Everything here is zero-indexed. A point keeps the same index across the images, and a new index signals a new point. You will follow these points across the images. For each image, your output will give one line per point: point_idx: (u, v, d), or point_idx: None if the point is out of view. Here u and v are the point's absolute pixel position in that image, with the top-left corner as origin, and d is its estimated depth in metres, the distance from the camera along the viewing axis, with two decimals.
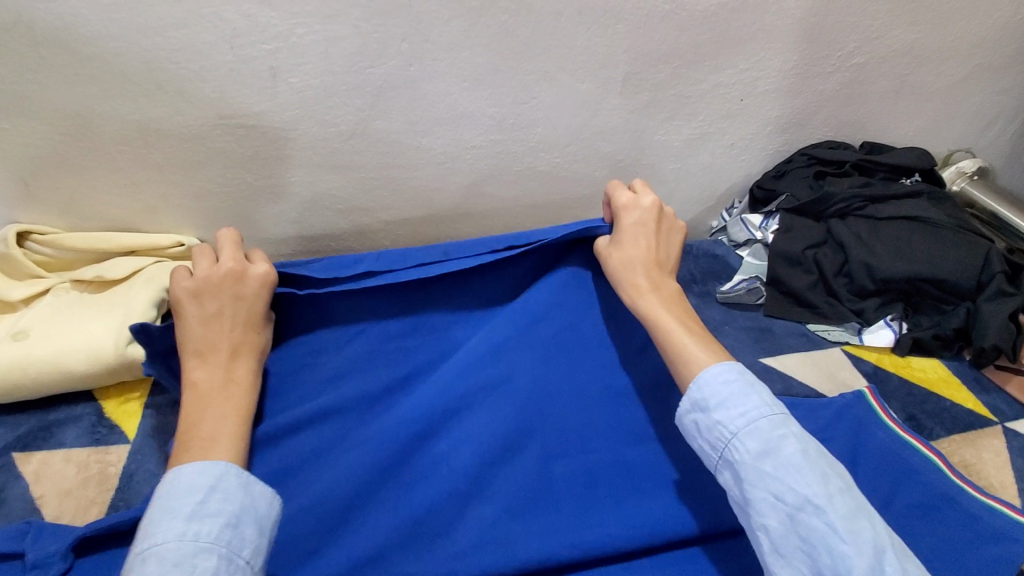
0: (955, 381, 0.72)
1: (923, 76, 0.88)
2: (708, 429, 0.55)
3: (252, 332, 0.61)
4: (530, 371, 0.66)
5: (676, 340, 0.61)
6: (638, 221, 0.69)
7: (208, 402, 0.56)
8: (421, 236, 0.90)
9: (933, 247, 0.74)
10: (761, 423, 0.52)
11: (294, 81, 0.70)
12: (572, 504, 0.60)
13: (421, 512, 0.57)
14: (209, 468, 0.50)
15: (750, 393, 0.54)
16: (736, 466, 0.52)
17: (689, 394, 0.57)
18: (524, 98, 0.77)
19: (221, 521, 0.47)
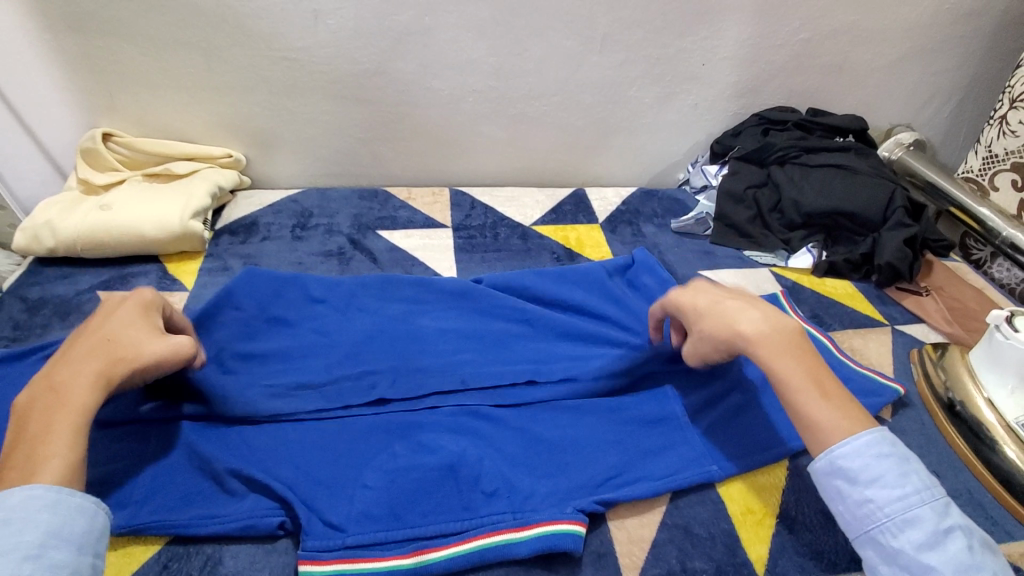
0: (859, 295, 0.86)
1: (862, 54, 1.03)
2: (854, 502, 0.48)
3: (101, 352, 0.51)
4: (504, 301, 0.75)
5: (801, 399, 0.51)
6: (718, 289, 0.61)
7: (32, 421, 0.46)
8: (427, 168, 1.06)
9: (850, 188, 0.89)
10: (921, 509, 0.46)
11: (332, 23, 0.87)
12: (531, 354, 0.70)
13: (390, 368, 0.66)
14: (9, 501, 0.41)
15: (905, 467, 0.47)
16: (883, 540, 0.46)
17: (829, 456, 0.49)
18: (519, 50, 0.93)
19: (21, 554, 0.39)
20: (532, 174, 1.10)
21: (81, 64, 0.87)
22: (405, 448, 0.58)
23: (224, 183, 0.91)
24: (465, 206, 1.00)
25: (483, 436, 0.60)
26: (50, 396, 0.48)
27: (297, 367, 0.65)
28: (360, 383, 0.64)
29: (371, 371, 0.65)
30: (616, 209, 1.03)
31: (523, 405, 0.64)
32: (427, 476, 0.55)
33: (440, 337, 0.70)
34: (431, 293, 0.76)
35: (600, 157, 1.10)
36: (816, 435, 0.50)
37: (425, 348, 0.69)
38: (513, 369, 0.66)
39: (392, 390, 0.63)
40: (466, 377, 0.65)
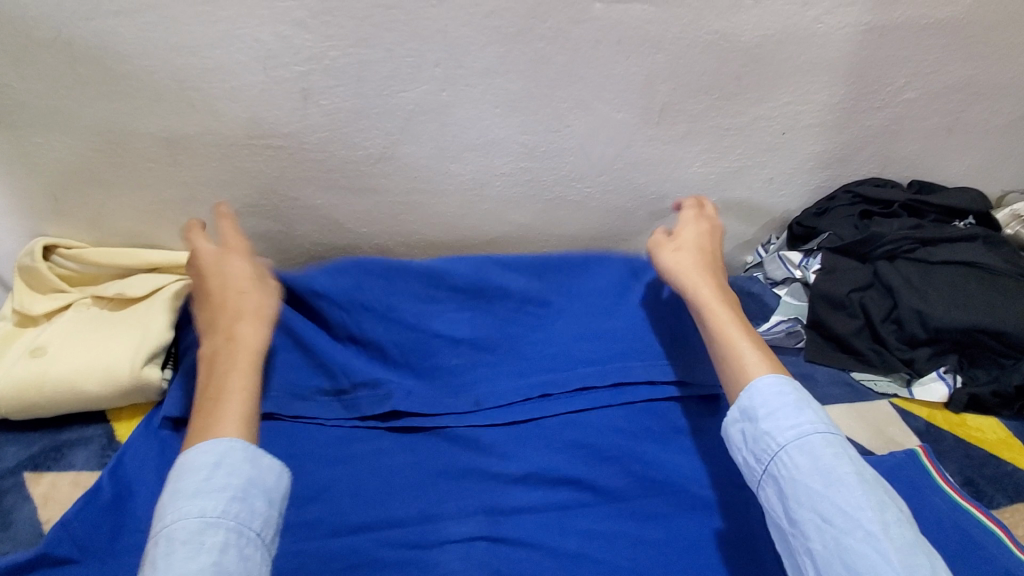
0: (1017, 444, 0.66)
1: (979, 113, 0.84)
2: (751, 438, 0.52)
3: (250, 312, 0.59)
4: (536, 341, 0.69)
5: (722, 327, 0.59)
6: (684, 244, 0.70)
7: (217, 363, 0.55)
8: (445, 263, 0.88)
9: (991, 297, 0.69)
10: (812, 438, 0.49)
11: (325, 103, 0.69)
12: (541, 351, 0.69)
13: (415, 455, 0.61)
14: (214, 446, 0.47)
15: (801, 404, 0.51)
16: (777, 474, 0.50)
17: (736, 402, 0.54)
18: (559, 125, 0.75)
19: (228, 496, 0.45)
20: None
21: (14, 164, 0.70)
22: (433, 498, 0.58)
23: None
24: None
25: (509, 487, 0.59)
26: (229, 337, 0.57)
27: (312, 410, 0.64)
28: (376, 392, 0.65)
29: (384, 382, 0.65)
30: None
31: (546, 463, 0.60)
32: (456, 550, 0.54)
33: (469, 390, 0.66)
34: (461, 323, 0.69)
35: None
36: (742, 377, 0.56)
37: (436, 364, 0.67)
38: (528, 387, 0.66)
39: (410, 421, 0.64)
40: (480, 399, 0.65)
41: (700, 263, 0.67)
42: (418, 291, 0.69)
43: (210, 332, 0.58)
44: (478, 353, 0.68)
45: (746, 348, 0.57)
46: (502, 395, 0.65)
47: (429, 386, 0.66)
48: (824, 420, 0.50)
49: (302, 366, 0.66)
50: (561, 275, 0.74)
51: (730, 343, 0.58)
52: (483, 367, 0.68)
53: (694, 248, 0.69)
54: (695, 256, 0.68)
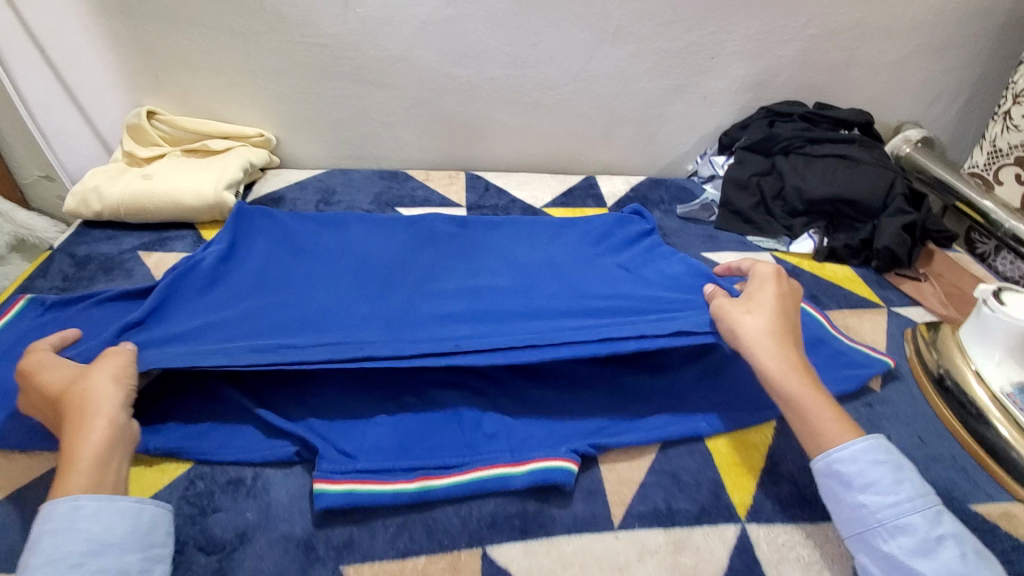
0: (858, 279, 0.88)
1: (869, 50, 1.06)
2: (849, 506, 0.51)
3: (83, 395, 0.52)
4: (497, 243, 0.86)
5: (808, 404, 0.54)
6: (781, 309, 0.60)
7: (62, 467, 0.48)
8: (445, 154, 1.12)
9: (851, 176, 0.91)
10: (912, 518, 0.48)
11: (360, 11, 0.93)
12: (504, 253, 0.83)
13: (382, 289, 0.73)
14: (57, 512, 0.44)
15: (900, 475, 0.50)
16: (879, 543, 0.49)
17: (830, 461, 0.52)
18: (534, 40, 0.99)
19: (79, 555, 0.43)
20: (545, 162, 1.15)
21: (133, 48, 0.95)
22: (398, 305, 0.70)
23: (255, 160, 0.98)
24: (479, 187, 1.05)
25: (477, 304, 0.71)
26: (73, 413, 0.50)
27: (311, 269, 0.76)
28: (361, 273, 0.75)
29: (371, 256, 0.79)
30: (624, 196, 1.07)
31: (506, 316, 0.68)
32: (436, 332, 0.65)
33: (442, 269, 0.78)
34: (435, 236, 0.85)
35: (610, 145, 1.14)
36: (812, 435, 0.54)
37: (412, 249, 0.82)
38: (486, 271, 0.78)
39: (392, 258, 0.79)
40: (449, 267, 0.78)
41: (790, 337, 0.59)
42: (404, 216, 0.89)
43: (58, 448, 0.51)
44: (449, 252, 0.82)
45: (819, 423, 0.54)
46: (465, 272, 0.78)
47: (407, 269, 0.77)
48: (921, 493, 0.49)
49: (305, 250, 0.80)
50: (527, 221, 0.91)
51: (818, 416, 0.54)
52: (453, 258, 0.81)
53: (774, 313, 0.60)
54: (772, 316, 0.60)
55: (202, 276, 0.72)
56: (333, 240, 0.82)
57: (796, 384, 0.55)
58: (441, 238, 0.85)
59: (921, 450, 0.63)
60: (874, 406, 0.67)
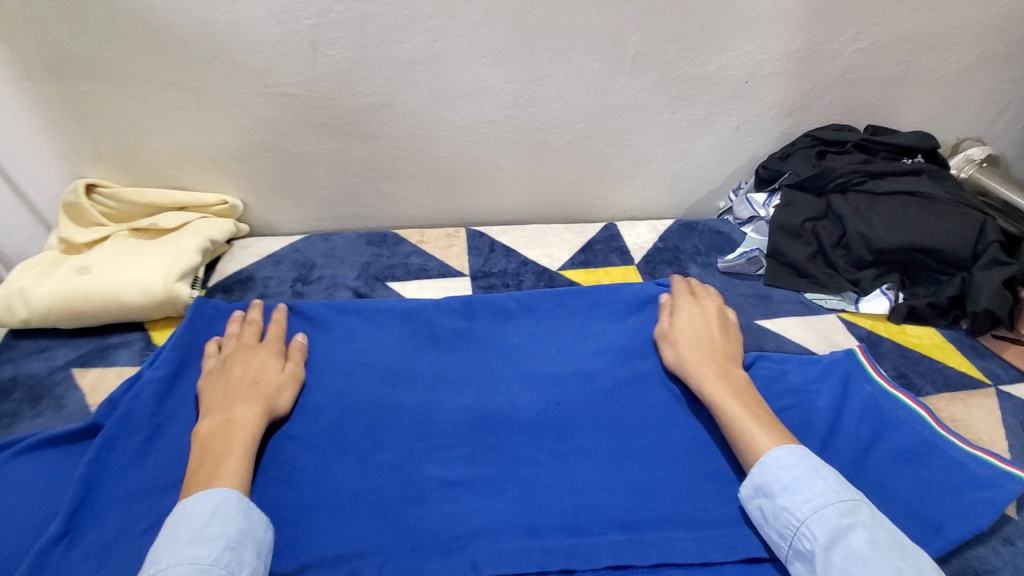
0: (949, 346, 0.74)
1: (927, 63, 0.91)
2: (773, 515, 0.51)
3: (258, 389, 0.59)
4: (510, 339, 0.72)
5: (738, 420, 0.57)
6: (696, 330, 0.67)
7: (212, 445, 0.54)
8: (440, 207, 0.96)
9: (928, 219, 0.76)
10: (825, 509, 0.48)
11: (332, 54, 0.78)
12: (518, 359, 0.69)
13: (371, 438, 0.60)
14: (212, 494, 0.49)
15: (811, 472, 0.50)
16: (802, 548, 0.48)
17: (751, 478, 0.54)
18: (540, 74, 0.84)
19: (220, 544, 0.46)
20: (556, 209, 1.00)
21: (64, 113, 0.79)
22: (393, 461, 0.58)
23: (218, 235, 0.83)
24: (483, 248, 0.90)
25: (486, 460, 0.59)
26: (239, 395, 0.58)
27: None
28: (347, 411, 0.62)
29: (355, 383, 0.65)
30: (652, 247, 0.92)
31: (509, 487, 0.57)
32: (443, 520, 0.54)
33: (447, 392, 0.65)
34: (434, 340, 0.71)
35: (630, 186, 0.99)
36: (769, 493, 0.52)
37: (399, 364, 0.68)
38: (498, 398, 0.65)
39: (386, 384, 0.65)
40: (453, 391, 0.65)
41: (711, 355, 0.64)
42: (398, 306, 0.74)
43: (219, 407, 0.57)
44: (452, 363, 0.68)
45: (753, 432, 0.56)
46: (474, 396, 0.65)
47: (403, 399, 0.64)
48: (835, 487, 0.49)
49: None
50: (544, 299, 0.76)
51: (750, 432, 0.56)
52: (459, 370, 0.68)
53: (693, 336, 0.66)
54: (700, 346, 0.65)
55: (143, 431, 0.60)
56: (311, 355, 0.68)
57: (723, 397, 0.59)
58: (442, 342, 0.71)
59: None
60: (1017, 544, 0.54)
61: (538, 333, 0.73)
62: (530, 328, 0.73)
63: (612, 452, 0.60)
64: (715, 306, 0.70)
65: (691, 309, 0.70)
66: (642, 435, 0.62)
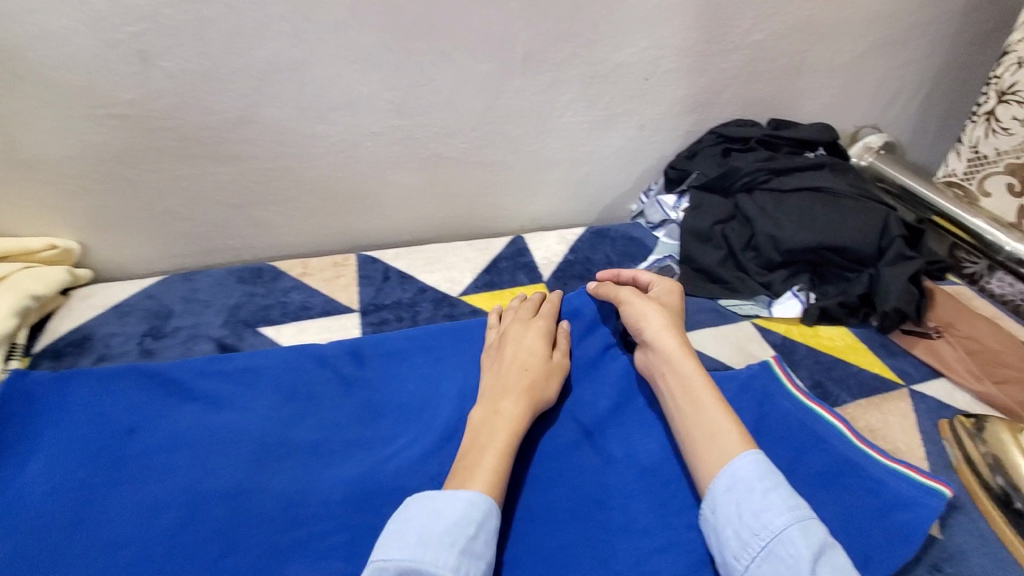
0: (862, 346, 0.72)
1: (823, 53, 0.90)
2: (750, 513, 0.47)
3: (541, 375, 0.60)
4: (401, 388, 0.65)
5: (703, 404, 0.54)
6: (660, 309, 0.64)
7: (480, 435, 0.54)
8: (326, 231, 0.86)
9: (833, 215, 0.74)
10: (811, 521, 0.46)
11: (166, 65, 0.66)
12: (408, 413, 0.62)
13: (226, 536, 0.51)
14: (461, 497, 0.47)
15: (791, 487, 0.49)
16: (780, 553, 0.44)
17: (727, 475, 0.49)
18: (422, 80, 0.75)
19: (458, 553, 0.44)
20: (459, 224, 0.91)
21: None
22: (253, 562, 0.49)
23: (41, 289, 0.69)
24: (376, 276, 0.80)
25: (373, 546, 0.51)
26: (510, 379, 0.59)
27: (120, 511, 0.52)
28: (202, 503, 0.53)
29: (217, 468, 0.56)
30: (563, 260, 0.85)
31: None
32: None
33: (325, 463, 0.57)
34: (314, 399, 0.63)
35: (536, 194, 0.92)
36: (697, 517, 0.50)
37: (271, 434, 0.59)
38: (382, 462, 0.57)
39: (252, 462, 0.56)
40: (332, 460, 0.57)
41: (677, 334, 0.61)
42: (272, 361, 0.66)
43: (498, 394, 0.58)
44: (333, 426, 0.60)
45: (716, 415, 0.53)
46: (357, 463, 0.57)
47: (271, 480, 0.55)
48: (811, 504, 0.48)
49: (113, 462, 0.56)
50: (441, 337, 0.70)
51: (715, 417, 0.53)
52: (341, 433, 0.60)
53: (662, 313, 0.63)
54: (665, 324, 0.62)
55: None
56: (164, 432, 0.58)
57: (692, 377, 0.57)
58: (323, 401, 0.62)
59: None
60: (946, 570, 0.51)
61: (433, 376, 0.66)
62: (424, 371, 0.66)
63: (515, 512, 0.54)
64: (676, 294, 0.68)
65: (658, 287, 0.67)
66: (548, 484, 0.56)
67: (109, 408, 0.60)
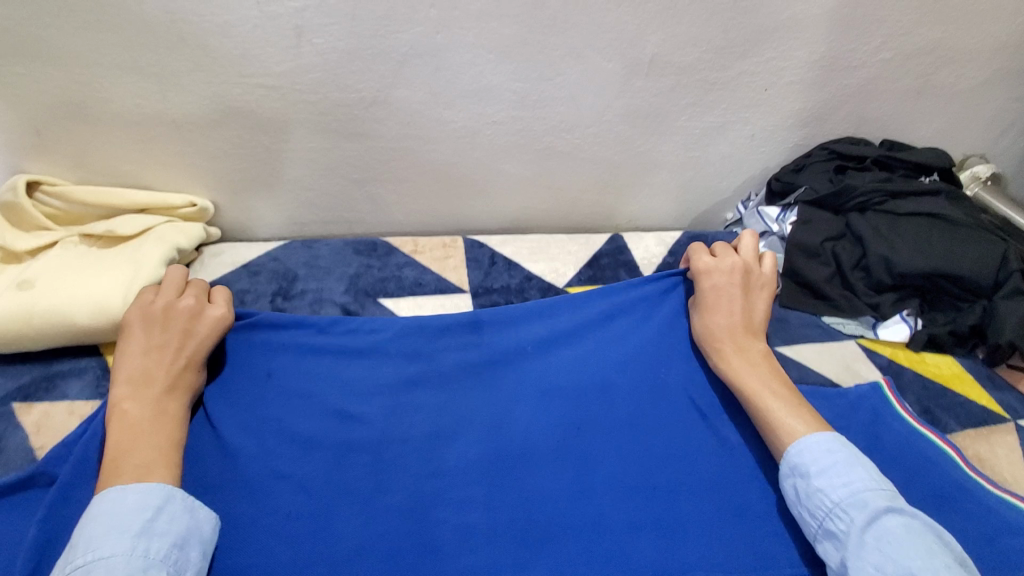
0: (969, 377, 0.72)
1: (945, 77, 0.88)
2: (806, 495, 0.53)
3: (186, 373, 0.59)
4: (511, 360, 0.67)
5: (756, 401, 0.60)
6: (721, 286, 0.68)
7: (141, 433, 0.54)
8: (434, 212, 0.89)
9: (952, 244, 0.74)
10: (863, 494, 0.50)
11: (319, 42, 0.69)
12: (523, 386, 0.65)
13: (368, 485, 0.57)
14: (157, 488, 0.49)
15: (852, 461, 0.53)
16: (834, 529, 0.50)
17: (787, 458, 0.56)
18: (550, 74, 0.77)
19: (169, 540, 0.47)
20: (559, 216, 0.94)
21: None
22: (396, 511, 0.56)
23: (186, 242, 0.74)
24: (484, 261, 0.82)
25: (500, 502, 0.57)
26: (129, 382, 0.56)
27: (272, 450, 0.59)
28: (344, 455, 0.59)
29: (351, 418, 0.61)
30: (662, 262, 0.87)
31: (519, 532, 0.56)
32: (457, 573, 0.53)
33: (447, 426, 0.62)
34: (429, 365, 0.66)
35: (636, 194, 0.93)
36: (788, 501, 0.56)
37: (396, 396, 0.64)
38: (500, 436, 0.61)
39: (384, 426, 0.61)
40: (453, 429, 0.61)
41: (732, 323, 0.66)
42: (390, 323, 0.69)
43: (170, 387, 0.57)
44: (453, 391, 0.64)
45: (773, 413, 0.59)
46: (480, 432, 0.61)
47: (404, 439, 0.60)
48: (871, 474, 0.51)
49: (258, 408, 0.61)
50: (549, 313, 0.72)
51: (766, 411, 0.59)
52: (460, 400, 0.64)
53: (725, 298, 0.67)
54: (726, 311, 0.67)
55: None
56: (301, 387, 0.63)
57: (739, 371, 0.63)
58: (438, 367, 0.66)
59: None
60: None
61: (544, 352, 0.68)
62: (533, 344, 0.69)
63: (624, 489, 0.59)
64: (751, 265, 0.70)
65: (724, 263, 0.69)
66: (654, 471, 0.60)
67: (241, 357, 0.65)
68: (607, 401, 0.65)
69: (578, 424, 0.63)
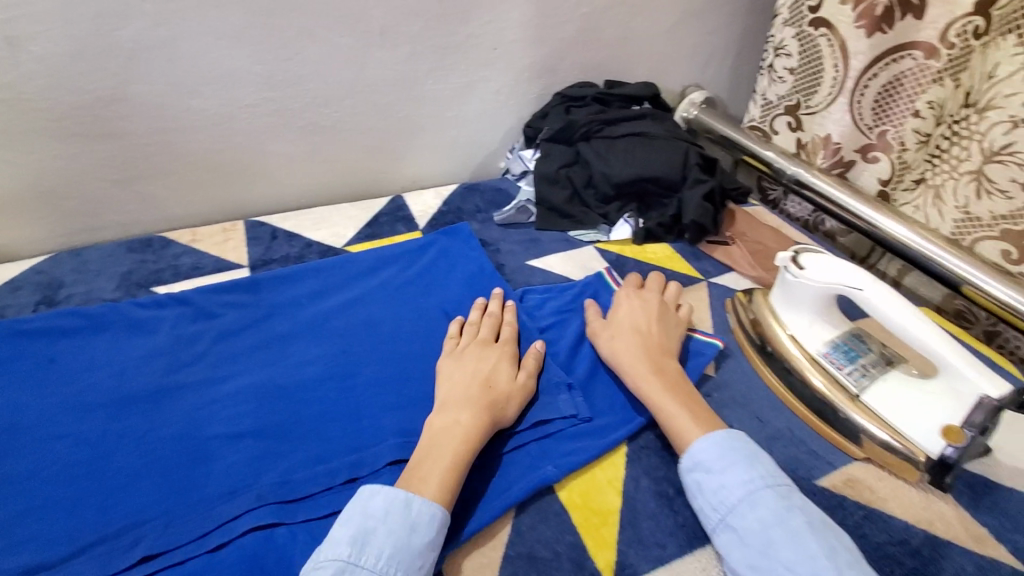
0: (677, 255, 0.89)
1: (642, 23, 1.07)
2: (708, 490, 0.54)
3: None
4: (296, 306, 0.75)
5: (675, 424, 0.59)
6: (631, 322, 0.69)
7: None
8: (213, 203, 0.92)
9: (649, 153, 0.91)
10: (765, 494, 0.52)
11: (34, 48, 0.70)
12: (305, 323, 0.73)
13: (147, 422, 0.61)
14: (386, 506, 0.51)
15: (753, 459, 0.54)
16: (734, 525, 0.51)
17: (687, 456, 0.56)
18: (288, 54, 0.83)
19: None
20: (343, 189, 1.00)
21: None
22: (174, 437, 0.60)
23: None
24: (264, 237, 0.88)
25: (274, 411, 0.63)
26: None
27: (50, 416, 0.60)
28: (127, 405, 0.62)
29: (133, 377, 0.65)
30: (437, 211, 0.97)
31: (293, 430, 0.61)
32: (227, 472, 0.57)
33: (231, 366, 0.67)
34: (218, 321, 0.72)
35: (411, 158, 1.02)
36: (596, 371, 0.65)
37: (181, 351, 0.68)
38: (281, 363, 0.68)
39: (168, 376, 0.65)
40: (235, 369, 0.67)
41: (645, 349, 0.66)
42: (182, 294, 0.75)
43: None
44: (239, 339, 0.70)
45: (683, 423, 0.59)
46: (260, 365, 0.67)
47: (185, 382, 0.65)
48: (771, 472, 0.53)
49: (39, 384, 0.63)
50: (334, 266, 0.81)
51: (672, 419, 0.59)
52: (244, 344, 0.70)
53: (630, 331, 0.68)
54: (637, 340, 0.67)
55: None
56: (84, 362, 0.66)
57: (653, 392, 0.61)
58: (226, 321, 0.72)
59: (760, 431, 0.64)
60: (713, 395, 0.68)
61: (326, 296, 0.77)
62: (318, 292, 0.77)
63: (393, 380, 0.67)
64: (658, 299, 0.72)
65: (632, 299, 0.72)
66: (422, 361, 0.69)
67: (25, 345, 0.67)
68: (380, 319, 0.74)
69: (354, 340, 0.71)
